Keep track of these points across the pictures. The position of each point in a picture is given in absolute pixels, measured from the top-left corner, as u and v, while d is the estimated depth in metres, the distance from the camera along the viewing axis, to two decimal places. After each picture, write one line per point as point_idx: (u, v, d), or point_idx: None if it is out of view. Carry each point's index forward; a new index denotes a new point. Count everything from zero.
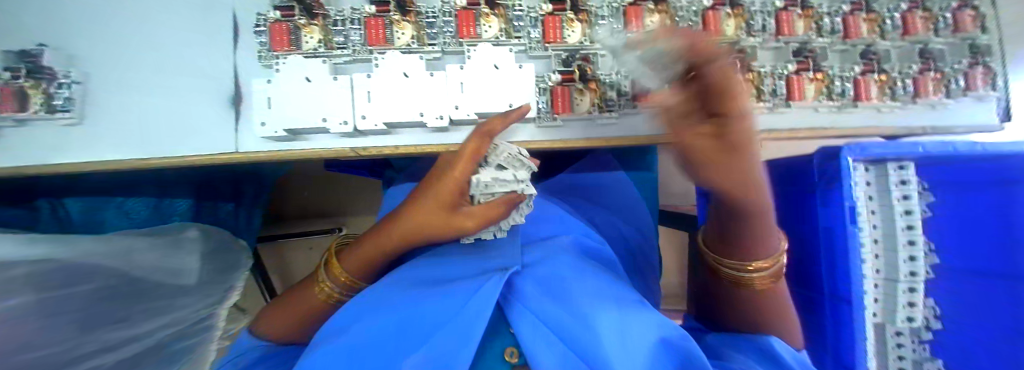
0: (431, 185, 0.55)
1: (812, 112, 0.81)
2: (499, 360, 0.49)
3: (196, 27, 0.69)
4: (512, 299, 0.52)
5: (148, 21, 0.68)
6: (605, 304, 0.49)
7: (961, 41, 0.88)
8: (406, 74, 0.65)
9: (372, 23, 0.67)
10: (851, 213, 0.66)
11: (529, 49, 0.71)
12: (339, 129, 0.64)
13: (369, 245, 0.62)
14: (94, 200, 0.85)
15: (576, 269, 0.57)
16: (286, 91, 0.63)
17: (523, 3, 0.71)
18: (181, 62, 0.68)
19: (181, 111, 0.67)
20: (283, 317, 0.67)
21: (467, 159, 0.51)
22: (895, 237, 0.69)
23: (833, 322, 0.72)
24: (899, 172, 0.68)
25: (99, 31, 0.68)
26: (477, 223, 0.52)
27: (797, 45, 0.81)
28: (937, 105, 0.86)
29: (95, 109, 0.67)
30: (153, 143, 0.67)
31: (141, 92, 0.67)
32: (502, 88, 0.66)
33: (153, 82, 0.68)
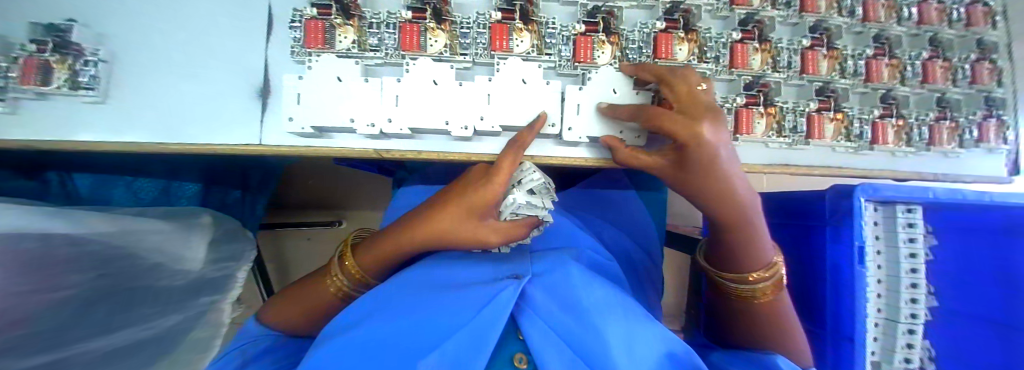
0: (462, 191, 0.56)
1: (829, 150, 0.82)
2: (506, 362, 0.50)
3: (230, 16, 0.69)
4: (524, 305, 0.53)
5: (182, 8, 0.69)
6: (614, 317, 0.49)
7: (977, 92, 0.90)
8: (435, 82, 0.66)
9: (407, 28, 0.68)
10: (859, 253, 0.66)
11: (557, 67, 0.72)
12: (365, 131, 0.64)
13: (388, 241, 0.62)
14: (105, 178, 0.84)
15: (586, 277, 0.56)
16: (317, 89, 0.63)
17: (556, 21, 0.72)
18: (212, 50, 0.68)
19: (207, 97, 0.67)
20: (291, 306, 0.67)
21: (505, 174, 0.56)
22: (897, 278, 0.68)
23: (834, 359, 0.72)
24: (906, 215, 0.68)
25: (132, 12, 0.68)
26: (501, 239, 0.55)
27: (821, 84, 0.83)
28: (950, 153, 0.88)
29: (120, 88, 0.67)
30: (176, 125, 0.67)
31: (168, 76, 0.67)
32: (529, 102, 0.67)
33: (181, 67, 0.68)
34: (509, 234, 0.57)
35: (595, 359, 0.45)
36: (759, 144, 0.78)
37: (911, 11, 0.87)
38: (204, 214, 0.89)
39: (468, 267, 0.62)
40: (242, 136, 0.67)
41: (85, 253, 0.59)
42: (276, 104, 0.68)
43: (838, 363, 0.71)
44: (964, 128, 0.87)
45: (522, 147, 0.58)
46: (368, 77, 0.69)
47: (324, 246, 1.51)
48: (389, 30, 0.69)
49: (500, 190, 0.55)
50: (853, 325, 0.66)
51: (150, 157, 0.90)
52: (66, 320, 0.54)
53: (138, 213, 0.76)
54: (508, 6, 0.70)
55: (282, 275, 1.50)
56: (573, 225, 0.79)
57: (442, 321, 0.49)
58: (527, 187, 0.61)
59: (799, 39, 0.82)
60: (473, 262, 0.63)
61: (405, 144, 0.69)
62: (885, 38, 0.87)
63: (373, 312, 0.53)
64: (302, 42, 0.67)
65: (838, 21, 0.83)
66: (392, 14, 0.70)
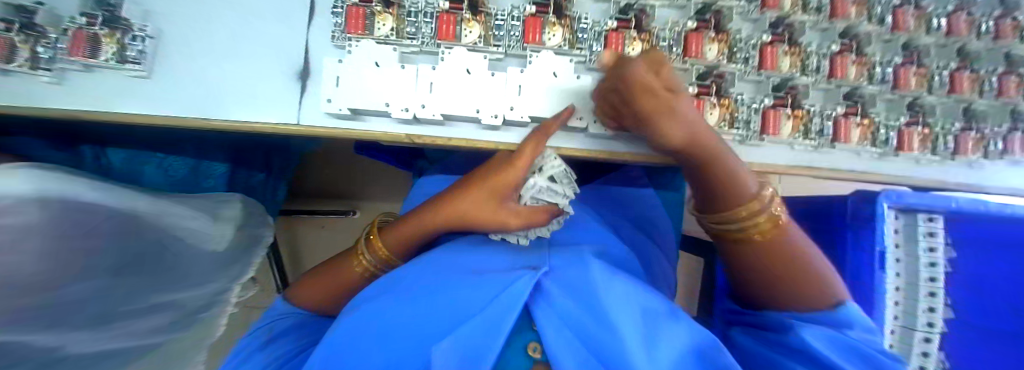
0: (485, 177, 0.59)
1: (853, 154, 0.83)
2: (521, 352, 0.49)
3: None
4: (538, 298, 0.53)
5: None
6: (634, 316, 0.50)
7: (1003, 105, 0.90)
8: (468, 71, 0.68)
9: (444, 18, 0.69)
10: (880, 258, 0.67)
11: (588, 62, 0.73)
12: (399, 115, 0.66)
13: (413, 222, 0.64)
14: (137, 153, 0.87)
15: (608, 274, 0.55)
16: (355, 74, 0.66)
17: (589, 16, 0.74)
18: (254, 30, 0.70)
19: (245, 76, 0.69)
20: (321, 285, 0.68)
21: (527, 157, 0.58)
22: (916, 288, 0.68)
23: None
24: (928, 224, 0.67)
25: None
26: (521, 222, 0.56)
27: (848, 89, 0.83)
28: (974, 164, 0.88)
29: (163, 64, 0.70)
30: (214, 103, 0.69)
31: (211, 54, 0.70)
32: (559, 95, 0.69)
33: (224, 46, 0.70)
34: (529, 219, 0.57)
35: (611, 355, 0.46)
36: (784, 145, 0.79)
37: (941, 21, 0.88)
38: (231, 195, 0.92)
39: (483, 255, 0.62)
40: (276, 116, 0.69)
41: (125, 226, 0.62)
42: (312, 87, 0.70)
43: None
44: (989, 140, 0.87)
45: (544, 134, 0.60)
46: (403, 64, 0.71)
47: (338, 234, 1.53)
48: (425, 19, 0.71)
49: (522, 173, 0.58)
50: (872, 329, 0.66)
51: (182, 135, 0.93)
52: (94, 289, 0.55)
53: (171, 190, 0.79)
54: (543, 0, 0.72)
55: (295, 260, 1.52)
56: (593, 220, 0.80)
57: (464, 308, 0.50)
58: (549, 173, 0.61)
59: (828, 44, 0.83)
60: (491, 249, 0.63)
61: (435, 130, 0.71)
62: (913, 47, 0.88)
63: (395, 293, 0.54)
64: (342, 27, 0.69)
65: (867, 28, 0.84)
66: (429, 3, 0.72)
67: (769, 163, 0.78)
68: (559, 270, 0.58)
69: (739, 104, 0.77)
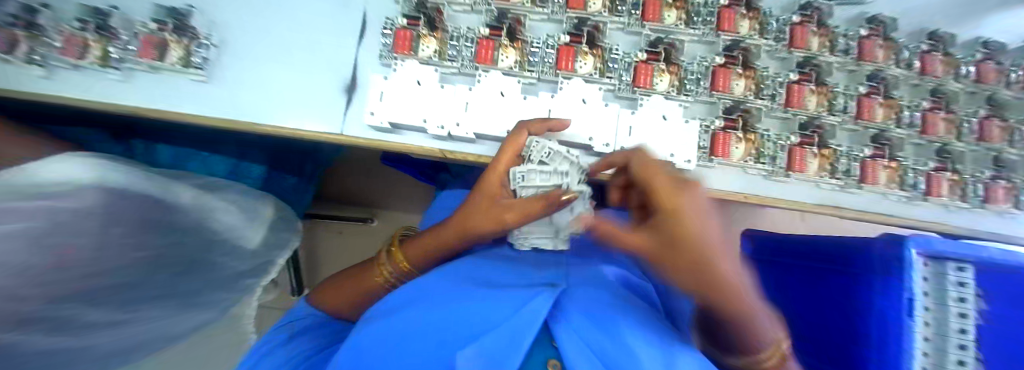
0: (473, 188, 0.61)
1: (880, 197, 0.83)
2: (540, 365, 0.47)
3: (329, 17, 0.77)
4: (558, 315, 0.52)
5: (288, 7, 0.77)
6: (650, 341, 0.48)
7: None
8: (502, 93, 0.73)
9: (483, 44, 0.75)
10: (907, 306, 0.63)
11: (616, 90, 0.78)
12: (435, 132, 0.71)
13: (432, 236, 0.67)
14: (185, 150, 0.93)
15: (622, 305, 0.56)
16: (398, 90, 0.72)
17: (619, 48, 0.79)
18: (308, 44, 0.76)
19: (296, 85, 0.75)
20: (342, 293, 0.71)
21: (507, 152, 0.62)
22: (946, 339, 0.60)
23: None
24: (959, 274, 0.60)
25: (242, 4, 0.78)
26: (515, 213, 0.56)
27: (875, 131, 0.84)
28: (1005, 213, 0.86)
29: (222, 70, 0.76)
30: (264, 110, 0.74)
31: (268, 64, 0.76)
32: (587, 120, 0.74)
33: (279, 57, 0.76)
34: (525, 210, 0.56)
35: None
36: (810, 184, 0.81)
37: (969, 68, 0.89)
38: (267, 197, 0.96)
39: (502, 273, 0.62)
40: (319, 125, 0.74)
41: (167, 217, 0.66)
42: (356, 100, 0.75)
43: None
44: None
45: (521, 125, 0.64)
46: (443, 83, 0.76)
47: (356, 240, 1.57)
48: (466, 44, 0.76)
49: (503, 167, 0.62)
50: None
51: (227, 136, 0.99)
52: (124, 261, 0.60)
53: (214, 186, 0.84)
54: (576, 31, 0.77)
55: (311, 262, 1.55)
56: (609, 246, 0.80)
57: (483, 317, 0.50)
58: (534, 157, 0.66)
59: (855, 86, 0.85)
60: (511, 269, 0.64)
61: (467, 147, 0.75)
62: (942, 92, 0.88)
63: (415, 300, 0.56)
64: (389, 47, 0.75)
65: (895, 73, 0.85)
66: (470, 29, 0.78)
67: (792, 199, 0.80)
68: (577, 291, 0.59)
69: (764, 140, 0.80)
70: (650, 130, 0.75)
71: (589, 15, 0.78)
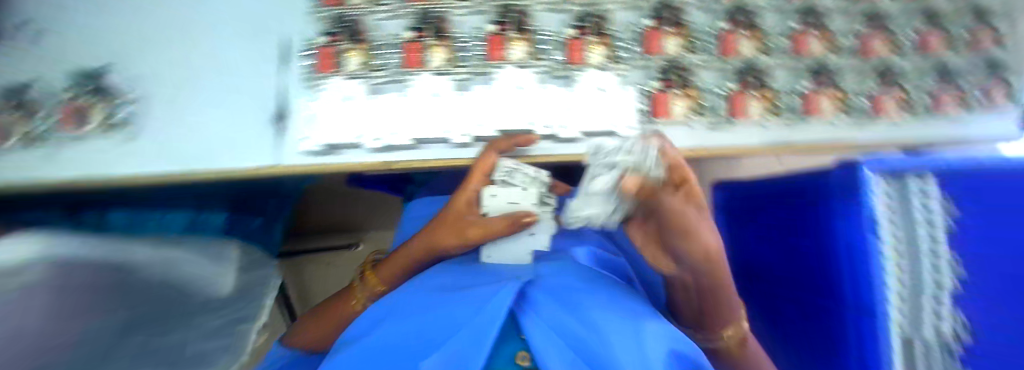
0: (445, 208, 0.69)
1: (831, 125, 0.85)
2: (510, 362, 0.48)
3: (245, 51, 0.83)
4: (523, 305, 0.53)
5: (202, 46, 0.83)
6: (617, 317, 0.49)
7: (982, 57, 0.92)
8: (435, 94, 0.77)
9: (410, 47, 0.79)
10: (870, 221, 0.62)
11: (550, 70, 0.78)
12: (371, 144, 0.74)
13: (398, 256, 0.74)
14: (138, 212, 0.93)
15: (587, 287, 0.57)
16: (328, 111, 0.76)
17: (548, 29, 0.82)
18: (228, 80, 0.81)
19: (222, 123, 0.79)
20: (319, 323, 0.76)
21: (478, 174, 0.67)
22: (918, 263, 0.58)
23: (857, 335, 0.69)
24: (922, 183, 0.58)
25: (160, 56, 0.83)
26: (478, 231, 0.62)
27: (814, 63, 0.87)
28: (958, 119, 0.89)
29: (146, 125, 0.79)
30: (194, 152, 0.77)
31: (192, 109, 0.80)
32: (525, 104, 0.77)
33: (203, 99, 0.80)
34: (489, 229, 0.62)
35: (598, 359, 0.44)
36: (757, 126, 0.82)
37: None
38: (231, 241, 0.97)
39: (467, 275, 0.62)
40: (248, 155, 0.77)
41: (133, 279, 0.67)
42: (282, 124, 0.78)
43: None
44: (969, 95, 0.90)
45: (491, 148, 0.68)
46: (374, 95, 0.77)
47: (343, 269, 1.56)
48: (394, 50, 0.79)
49: (473, 189, 0.66)
50: (875, 301, 0.63)
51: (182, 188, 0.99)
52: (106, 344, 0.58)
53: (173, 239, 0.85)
54: (501, 19, 0.82)
55: (304, 298, 1.53)
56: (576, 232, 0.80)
57: (449, 322, 0.50)
58: (501, 179, 0.67)
59: (788, 23, 0.88)
60: (479, 270, 0.64)
61: (409, 155, 0.77)
62: (879, 13, 0.90)
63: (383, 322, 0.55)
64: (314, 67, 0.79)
65: (826, 5, 0.88)
66: (396, 36, 0.81)
67: (746, 144, 0.80)
68: (543, 279, 0.60)
69: (706, 91, 0.83)
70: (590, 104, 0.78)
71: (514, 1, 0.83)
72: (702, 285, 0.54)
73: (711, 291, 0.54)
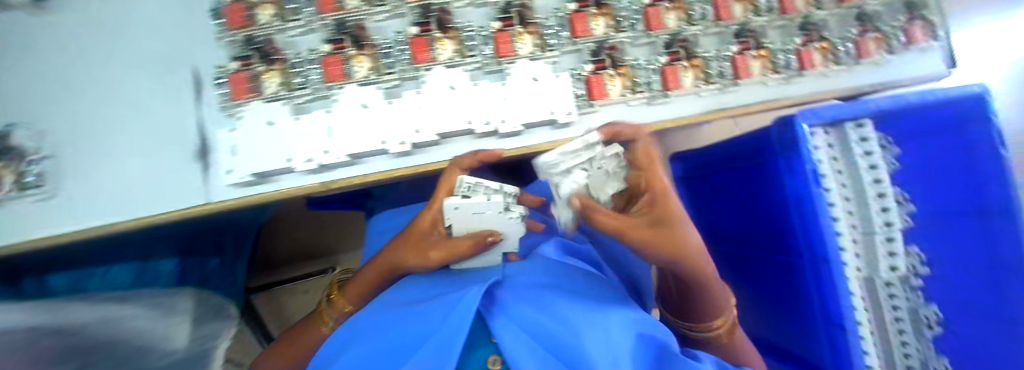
0: (414, 222, 0.71)
1: (695, 95, 1.17)
2: (479, 364, 0.52)
3: (166, 107, 1.17)
4: (493, 307, 0.56)
5: (124, 107, 1.15)
6: (586, 309, 0.52)
7: (845, 12, 1.24)
8: (363, 105, 1.11)
9: (329, 60, 1.12)
10: (811, 177, 0.63)
11: (486, 64, 1.14)
12: (304, 165, 1.07)
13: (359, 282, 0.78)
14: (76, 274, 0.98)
15: (559, 283, 0.61)
16: (255, 138, 1.10)
17: (474, 27, 1.17)
18: (155, 130, 1.15)
19: (157, 169, 1.13)
20: (287, 350, 0.81)
21: (441, 193, 0.68)
22: (866, 211, 0.64)
23: (816, 289, 0.66)
24: (858, 130, 0.65)
25: (77, 116, 1.13)
26: (439, 254, 0.65)
27: (670, 38, 1.21)
28: (827, 72, 1.18)
29: (60, 182, 1.08)
30: (119, 200, 1.10)
31: (111, 161, 1.12)
32: (456, 101, 1.11)
33: (125, 152, 1.13)
34: (450, 251, 0.64)
35: (567, 352, 0.46)
36: (676, 97, 1.17)
37: None
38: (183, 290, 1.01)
39: (435, 288, 0.67)
40: (183, 194, 1.12)
41: (81, 339, 0.62)
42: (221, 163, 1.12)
43: (834, 349, 0.66)
44: (835, 45, 1.20)
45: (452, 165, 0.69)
46: (299, 112, 1.13)
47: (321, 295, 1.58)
48: (313, 67, 1.14)
49: (437, 212, 0.68)
50: (823, 245, 0.62)
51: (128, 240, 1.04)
52: None
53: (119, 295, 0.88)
54: (426, 21, 1.16)
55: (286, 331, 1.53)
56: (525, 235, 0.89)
57: (422, 332, 0.52)
58: (461, 193, 0.68)
59: None
60: (458, 278, 0.68)
61: (351, 169, 1.10)
62: None
63: (360, 339, 0.57)
64: (231, 96, 1.14)
65: None
66: (310, 52, 1.17)
67: None
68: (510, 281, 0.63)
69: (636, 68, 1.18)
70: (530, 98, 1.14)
71: (431, 3, 1.17)
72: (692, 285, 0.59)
73: (700, 290, 0.60)
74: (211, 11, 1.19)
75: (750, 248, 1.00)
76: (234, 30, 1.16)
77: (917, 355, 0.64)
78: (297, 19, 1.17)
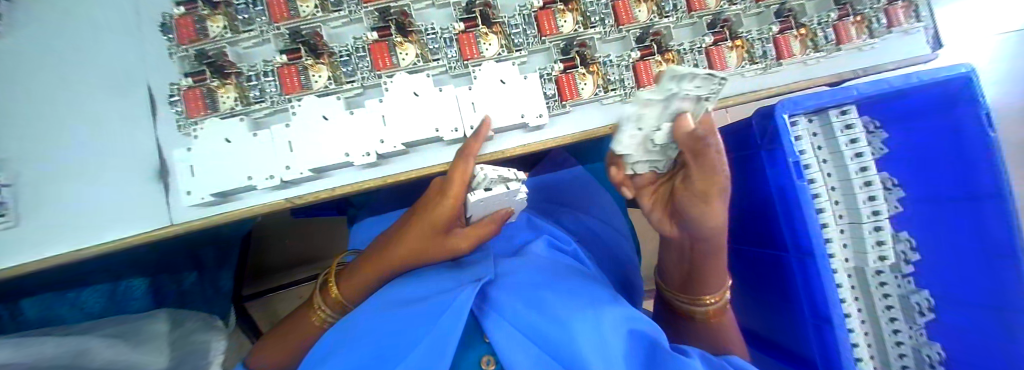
0: (426, 210, 0.67)
1: (739, 76, 0.98)
2: (474, 364, 0.50)
3: (113, 110, 0.89)
4: (486, 308, 0.52)
5: (54, 114, 0.88)
6: (571, 306, 0.49)
7: None
8: (416, 93, 0.84)
9: (375, 47, 0.88)
10: (794, 169, 0.69)
11: (530, 45, 0.93)
12: (362, 159, 0.81)
13: (362, 274, 0.71)
14: (49, 298, 0.92)
15: (547, 279, 0.58)
16: (208, 152, 0.80)
17: (518, 23, 0.93)
18: (102, 142, 0.87)
19: (92, 194, 0.85)
20: (280, 346, 0.74)
21: (460, 183, 0.65)
22: (853, 196, 0.82)
23: (804, 279, 0.74)
24: (842, 117, 0.80)
25: (10, 121, 0.86)
26: (470, 242, 0.66)
27: (712, 17, 1.00)
28: (864, 46, 1.02)
29: (29, 209, 0.83)
30: (57, 227, 0.83)
31: (60, 179, 0.85)
32: (510, 97, 0.85)
33: (70, 168, 0.86)
34: (478, 237, 0.67)
35: (563, 352, 0.43)
36: None
37: None
38: (157, 309, 0.97)
39: (434, 285, 0.61)
40: (134, 221, 0.84)
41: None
42: (175, 183, 0.86)
43: (823, 339, 0.72)
44: (870, 18, 1.02)
45: (469, 156, 0.67)
46: (257, 128, 0.88)
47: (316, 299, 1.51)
48: (269, 78, 0.89)
49: (454, 202, 0.65)
50: (811, 240, 0.69)
51: (90, 265, 0.95)
52: None
53: (86, 327, 0.83)
54: (468, 15, 0.91)
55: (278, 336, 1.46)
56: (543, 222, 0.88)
57: (418, 332, 0.48)
58: (483, 186, 0.69)
59: None
60: (452, 275, 0.63)
61: (316, 184, 0.85)
62: None
63: (382, 325, 0.52)
64: (185, 113, 0.86)
65: None
66: (266, 63, 0.90)
67: None
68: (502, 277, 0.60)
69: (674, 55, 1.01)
70: (572, 81, 0.90)
71: (389, 5, 0.89)
72: (703, 252, 0.50)
73: (711, 259, 0.51)
74: (161, 26, 0.91)
75: (736, 236, 1.07)
76: (184, 45, 0.89)
77: (905, 334, 0.82)
78: (250, 29, 0.91)
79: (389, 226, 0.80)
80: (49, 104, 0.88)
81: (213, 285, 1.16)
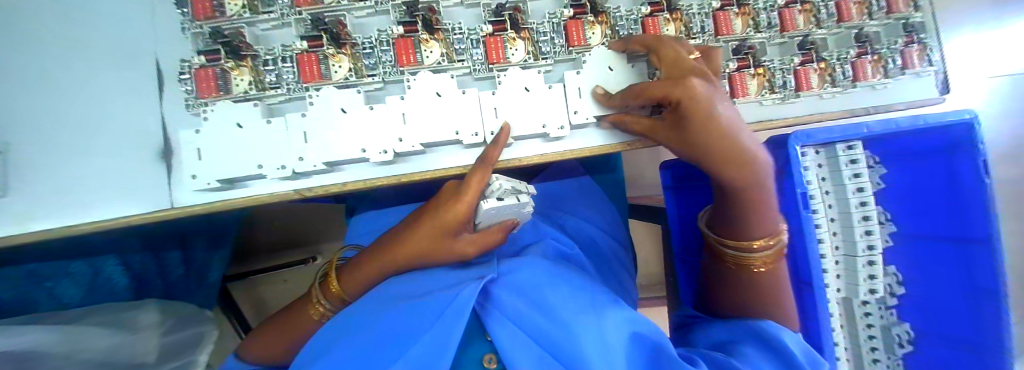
0: (438, 209, 0.65)
1: (758, 103, 0.99)
2: (476, 363, 0.50)
3: (116, 81, 0.85)
4: (488, 306, 0.49)
5: (52, 81, 0.83)
6: (577, 309, 0.48)
7: (896, 21, 1.09)
8: (437, 93, 0.82)
9: (400, 42, 0.86)
10: (801, 199, 0.70)
11: (557, 54, 0.92)
12: (378, 157, 0.79)
13: (365, 268, 0.69)
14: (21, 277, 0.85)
15: (552, 274, 0.55)
16: (215, 136, 0.77)
17: (545, 31, 0.92)
18: (103, 115, 0.83)
19: (86, 169, 0.81)
20: (276, 338, 0.72)
21: (475, 188, 0.64)
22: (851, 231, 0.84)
23: (800, 305, 0.77)
24: (847, 152, 0.81)
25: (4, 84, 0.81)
26: (478, 247, 0.65)
27: (737, 43, 1.01)
28: (878, 85, 1.05)
29: (18, 179, 0.79)
30: (43, 202, 0.79)
31: (52, 151, 0.81)
32: (533, 106, 0.84)
33: (65, 140, 0.81)
34: (484, 243, 0.66)
35: (565, 353, 0.43)
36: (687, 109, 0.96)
37: None
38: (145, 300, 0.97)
39: (439, 279, 0.60)
40: (131, 201, 0.81)
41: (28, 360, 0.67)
42: (177, 163, 0.83)
43: None
44: (887, 59, 1.05)
45: (486, 165, 0.67)
46: (271, 114, 0.87)
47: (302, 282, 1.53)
48: (286, 64, 0.86)
49: (467, 204, 0.63)
50: (810, 272, 0.70)
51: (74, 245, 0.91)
52: None
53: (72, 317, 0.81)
54: (497, 18, 0.89)
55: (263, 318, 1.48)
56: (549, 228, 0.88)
57: (417, 329, 0.46)
58: (496, 195, 0.67)
59: None
60: (458, 272, 0.62)
61: (327, 177, 0.83)
62: None
63: (382, 317, 0.50)
64: (195, 92, 0.84)
65: None
66: (286, 48, 0.88)
67: None
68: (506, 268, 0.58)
69: None
70: None
71: (417, 0, 0.87)
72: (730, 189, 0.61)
73: (739, 195, 0.60)
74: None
75: None
76: (199, 21, 0.85)
77: (884, 364, 0.88)
78: (271, 11, 0.87)
79: (397, 222, 0.79)
80: (46, 69, 0.83)
81: (198, 275, 1.20)
